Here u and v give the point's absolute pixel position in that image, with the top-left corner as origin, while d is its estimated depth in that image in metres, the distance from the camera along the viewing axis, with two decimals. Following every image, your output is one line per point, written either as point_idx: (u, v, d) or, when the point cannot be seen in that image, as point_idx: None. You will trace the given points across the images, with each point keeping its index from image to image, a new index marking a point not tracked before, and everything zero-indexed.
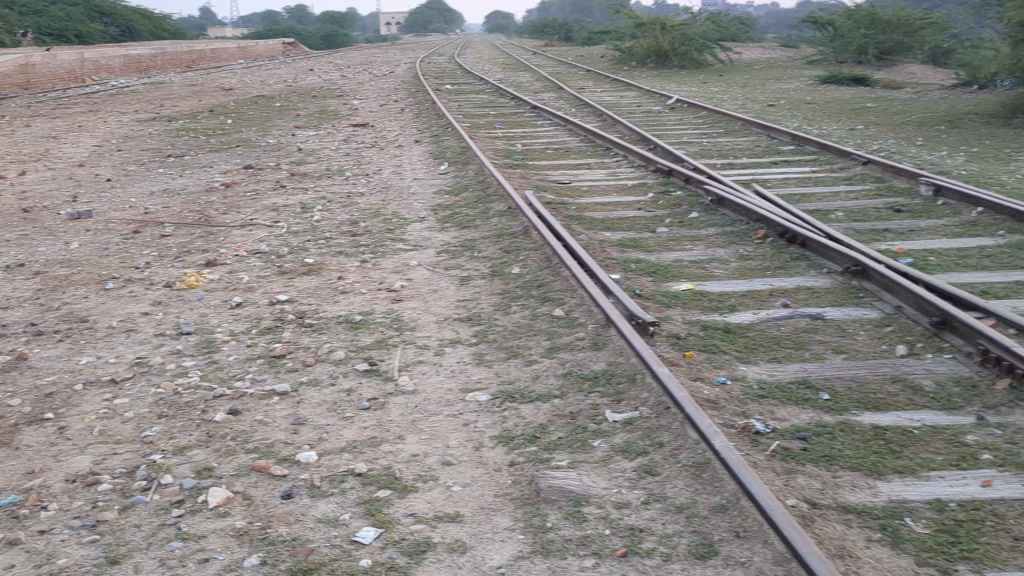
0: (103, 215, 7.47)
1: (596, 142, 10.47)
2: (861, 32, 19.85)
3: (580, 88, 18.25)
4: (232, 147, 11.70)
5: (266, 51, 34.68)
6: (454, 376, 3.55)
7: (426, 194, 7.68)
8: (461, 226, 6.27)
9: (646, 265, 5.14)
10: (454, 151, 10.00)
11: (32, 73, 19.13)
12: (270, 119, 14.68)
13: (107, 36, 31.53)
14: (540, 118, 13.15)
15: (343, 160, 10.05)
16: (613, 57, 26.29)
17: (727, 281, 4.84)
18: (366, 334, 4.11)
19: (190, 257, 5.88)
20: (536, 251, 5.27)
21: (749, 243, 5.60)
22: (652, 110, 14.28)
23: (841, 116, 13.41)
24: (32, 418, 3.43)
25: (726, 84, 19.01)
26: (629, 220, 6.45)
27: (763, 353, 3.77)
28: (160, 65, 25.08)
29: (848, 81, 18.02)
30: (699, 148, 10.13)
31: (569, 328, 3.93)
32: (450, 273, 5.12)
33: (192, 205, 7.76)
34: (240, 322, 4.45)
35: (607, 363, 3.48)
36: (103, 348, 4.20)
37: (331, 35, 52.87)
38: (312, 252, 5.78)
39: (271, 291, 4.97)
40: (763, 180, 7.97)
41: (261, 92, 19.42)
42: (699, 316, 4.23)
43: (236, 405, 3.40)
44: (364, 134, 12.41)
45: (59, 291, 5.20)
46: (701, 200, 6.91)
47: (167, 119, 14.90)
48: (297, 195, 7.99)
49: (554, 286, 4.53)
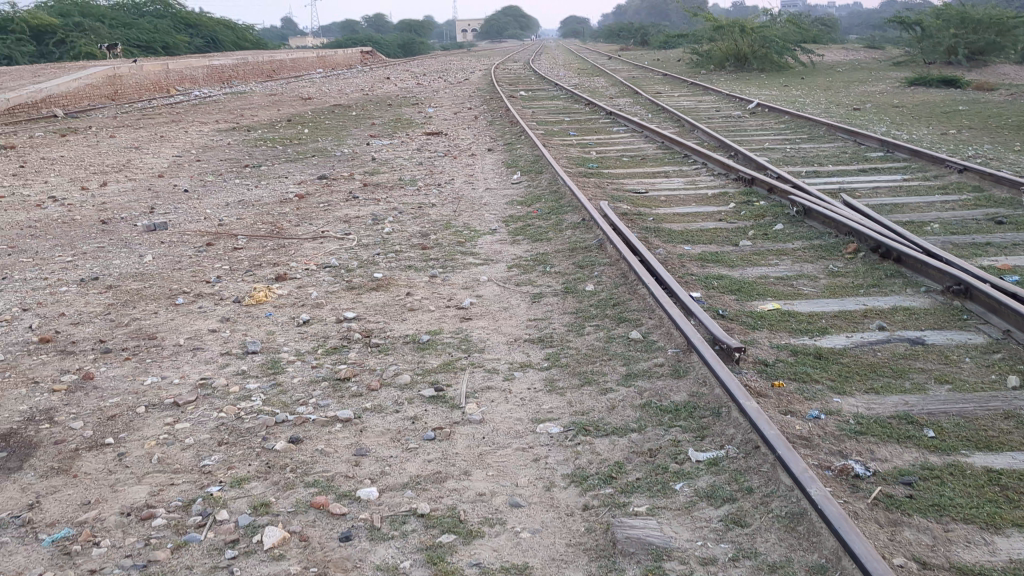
0: (179, 226, 7.49)
1: (673, 149, 10.19)
2: (951, 32, 19.08)
3: (657, 92, 17.94)
4: (308, 156, 11.74)
5: (345, 60, 35.15)
6: (525, 404, 3.36)
7: (499, 205, 7.52)
8: (534, 239, 6.08)
9: (728, 282, 4.88)
10: (528, 159, 9.83)
11: (120, 84, 19.63)
12: (345, 128, 14.71)
13: (192, 48, 32.26)
14: (616, 124, 12.90)
15: (417, 170, 9.96)
16: (690, 61, 25.86)
17: (816, 300, 4.56)
18: (434, 356, 3.95)
19: (260, 271, 5.81)
20: (611, 266, 5.04)
21: (838, 258, 5.29)
22: (731, 115, 13.90)
23: (932, 120, 12.84)
24: (92, 443, 3.34)
25: (808, 88, 18.46)
26: (710, 232, 6.17)
27: (859, 382, 3.50)
28: (241, 75, 25.56)
29: (938, 82, 17.33)
30: (782, 155, 9.76)
31: (646, 353, 3.71)
32: (521, 289, 4.93)
33: (266, 216, 7.74)
34: (306, 341, 4.33)
35: (688, 394, 3.25)
36: (169, 368, 4.11)
37: (409, 43, 53.30)
38: (382, 266, 5.66)
39: (339, 307, 4.85)
40: (851, 188, 7.60)
41: (338, 100, 19.58)
42: (787, 339, 3.96)
43: (297, 433, 3.26)
44: (439, 142, 12.32)
45: (130, 306, 5.16)
46: (786, 211, 6.59)
47: (246, 129, 15.07)
48: (369, 206, 7.90)
49: (631, 306, 4.30)
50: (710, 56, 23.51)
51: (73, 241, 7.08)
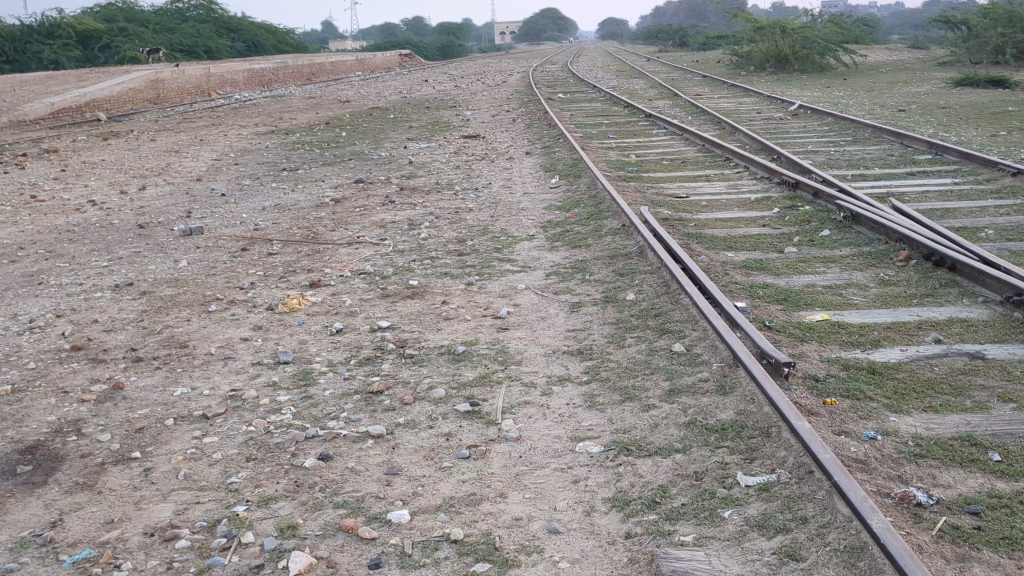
0: (215, 231, 7.44)
1: (714, 152, 9.99)
2: (998, 31, 18.63)
3: (697, 94, 17.70)
4: (345, 160, 11.70)
5: (384, 63, 35.25)
6: (563, 421, 3.22)
7: (536, 209, 7.39)
8: (573, 245, 5.94)
9: (775, 291, 4.70)
10: (566, 163, 9.69)
11: (161, 88, 19.78)
12: (383, 131, 14.66)
13: (233, 51, 32.50)
14: (656, 126, 12.71)
15: (454, 173, 9.86)
16: (730, 62, 25.53)
17: (867, 310, 4.36)
18: (469, 368, 3.82)
19: (294, 277, 5.73)
20: (653, 274, 4.89)
21: (889, 266, 5.09)
22: (773, 117, 13.65)
23: (981, 122, 12.49)
24: (119, 457, 3.26)
25: (851, 89, 18.10)
26: (754, 239, 5.99)
27: (916, 400, 3.31)
28: (281, 78, 25.68)
29: (986, 83, 16.91)
30: (827, 158, 9.53)
31: (690, 366, 3.55)
32: (560, 298, 4.79)
33: (301, 221, 7.68)
34: (339, 351, 4.23)
35: (736, 411, 3.08)
36: (199, 378, 4.03)
37: (448, 46, 53.33)
38: (417, 273, 5.55)
39: (373, 316, 4.74)
40: (900, 193, 7.36)
41: (377, 103, 19.57)
42: (838, 353, 3.78)
43: (327, 449, 3.15)
44: (476, 145, 12.21)
45: (162, 313, 5.09)
46: (833, 217, 6.38)
47: (285, 132, 15.08)
48: (405, 210, 7.80)
49: (674, 316, 4.15)
50: (751, 57, 23.19)
51: (110, 246, 7.06)
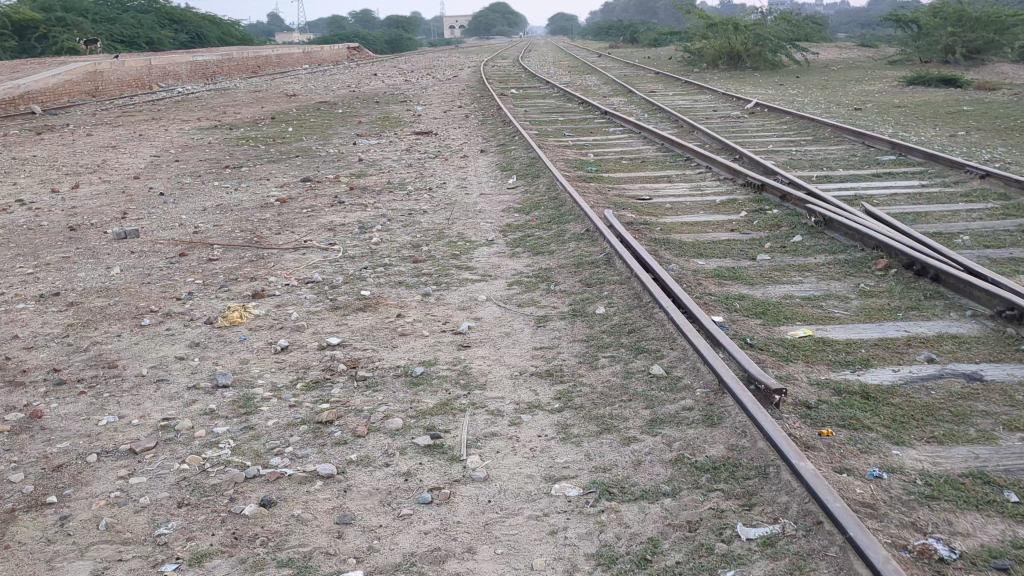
0: (151, 234, 6.99)
1: (674, 151, 9.74)
2: (948, 30, 18.68)
3: (652, 91, 17.50)
4: (291, 157, 11.24)
5: (331, 56, 34.61)
6: (536, 458, 2.90)
7: (494, 212, 7.07)
8: (534, 251, 5.63)
9: (752, 303, 4.44)
10: (523, 161, 9.37)
11: (101, 80, 19.09)
12: (331, 126, 14.20)
13: (177, 43, 31.65)
14: (612, 124, 12.45)
15: (406, 172, 9.49)
16: (682, 59, 25.41)
17: (852, 326, 4.13)
18: (428, 393, 3.48)
19: (236, 287, 5.33)
20: (623, 285, 4.59)
21: (867, 275, 4.86)
22: (730, 115, 13.47)
23: (937, 121, 12.42)
24: (32, 501, 2.85)
25: (804, 87, 18.04)
26: (724, 244, 5.74)
27: (917, 429, 3.06)
28: (226, 71, 25.01)
29: (937, 82, 16.94)
30: (789, 157, 9.35)
31: (672, 393, 3.26)
32: (524, 311, 4.48)
33: (245, 223, 7.26)
34: (284, 373, 3.86)
35: (727, 447, 2.80)
36: (128, 405, 3.62)
37: (397, 39, 52.64)
38: (370, 282, 5.19)
39: (322, 331, 4.37)
40: (868, 196, 7.17)
41: (325, 97, 19.06)
42: (828, 375, 3.53)
43: (270, 493, 2.79)
44: (429, 142, 11.84)
45: (90, 327, 4.66)
46: (805, 221, 6.16)
47: (229, 127, 14.54)
48: (356, 212, 7.43)
49: (649, 333, 3.86)
50: (703, 54, 23.08)
51: (37, 250, 6.58)
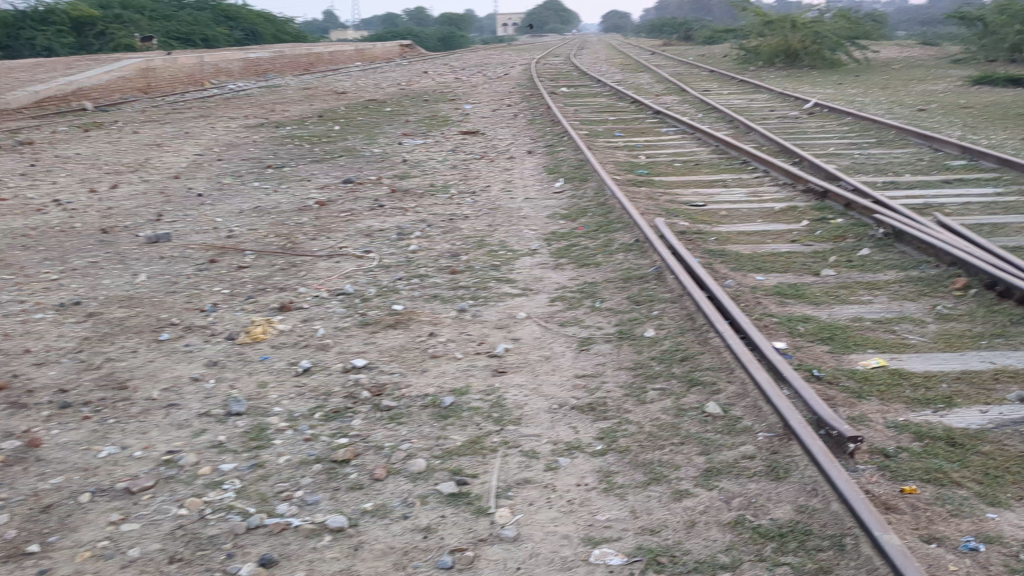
0: (184, 238, 6.76)
1: (729, 153, 9.30)
2: (1016, 28, 17.88)
3: (706, 90, 17.02)
4: (335, 156, 11.01)
5: (383, 53, 34.52)
6: (574, 513, 2.55)
7: (539, 218, 6.72)
8: (580, 263, 5.27)
9: (817, 327, 4.04)
10: (571, 163, 9.01)
11: (153, 77, 19.11)
12: (377, 125, 13.94)
13: (231, 39, 31.67)
14: (665, 123, 12.03)
15: (450, 174, 9.17)
16: (736, 57, 24.79)
17: (931, 355, 3.70)
18: (456, 428, 3.14)
19: (264, 298, 5.05)
20: (675, 305, 4.22)
21: (944, 296, 4.41)
22: (788, 115, 12.94)
23: (1008, 123, 11.80)
24: (12, 549, 2.57)
25: (864, 87, 17.38)
26: (784, 257, 5.32)
27: (1015, 486, 2.64)
28: (277, 68, 24.98)
29: (1005, 81, 16.20)
30: (851, 161, 8.86)
31: (729, 437, 2.88)
32: (566, 331, 4.12)
33: (280, 227, 7.00)
34: (303, 399, 3.55)
35: (795, 509, 2.44)
36: (132, 435, 3.34)
37: (449, 36, 52.34)
38: (403, 295, 4.88)
39: (347, 351, 4.06)
40: (938, 204, 6.68)
41: (373, 95, 18.86)
42: (908, 416, 3.12)
43: (272, 549, 2.47)
44: (475, 143, 11.50)
45: (106, 341, 4.41)
46: (872, 232, 5.70)
47: (275, 125, 14.38)
48: (395, 217, 7.12)
49: (704, 363, 3.48)
50: (759, 52, 22.47)
51: (66, 253, 6.38)
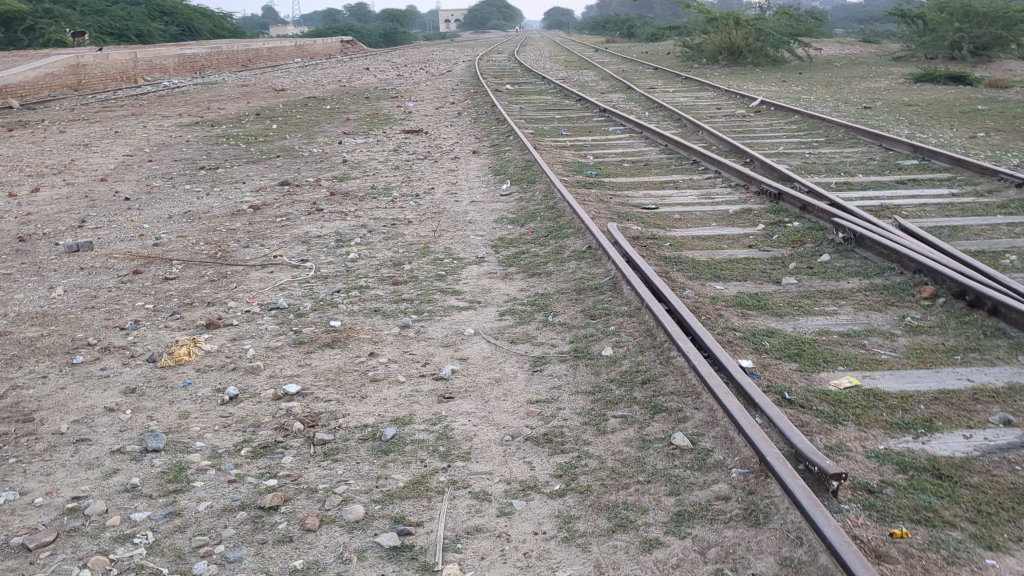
0: (108, 246, 6.34)
1: (678, 152, 9.11)
2: (954, 26, 18.01)
3: (652, 87, 16.88)
4: (272, 157, 10.59)
5: (324, 49, 33.93)
6: (532, 569, 2.27)
7: (485, 223, 6.44)
8: (530, 272, 5.00)
9: (783, 342, 3.81)
10: (518, 164, 8.74)
11: (83, 74, 18.39)
12: (317, 124, 13.52)
13: (167, 36, 30.83)
14: (612, 122, 11.82)
15: (392, 175, 8.84)
16: (680, 54, 24.74)
17: (905, 373, 3.49)
18: (398, 466, 2.84)
19: (191, 313, 4.69)
20: (632, 319, 3.96)
21: (911, 306, 4.22)
22: (736, 114, 12.82)
23: (953, 121, 11.80)
24: None
25: (808, 84, 17.38)
26: (743, 264, 5.10)
27: (1012, 525, 2.42)
28: (214, 65, 24.31)
29: (945, 80, 16.30)
30: (802, 161, 8.72)
31: (699, 474, 2.62)
32: (518, 349, 3.84)
33: (212, 234, 6.61)
34: (230, 432, 3.22)
35: (778, 562, 2.19)
36: (33, 477, 2.96)
37: (391, 32, 51.71)
38: (342, 309, 4.55)
39: (279, 375, 3.73)
40: (894, 206, 6.53)
41: (314, 93, 18.38)
42: (889, 445, 2.89)
43: None
44: (418, 142, 11.16)
45: (13, 365, 4.02)
46: (831, 237, 5.51)
47: (210, 124, 13.88)
48: (334, 222, 6.78)
49: (667, 386, 3.22)
50: (703, 49, 22.43)
51: None
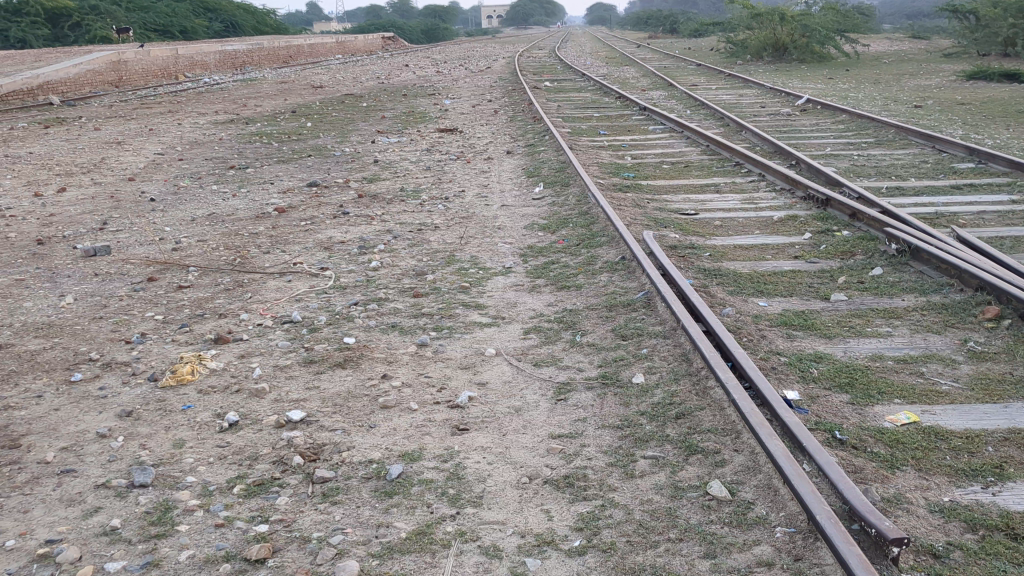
0: (126, 251, 6.14)
1: (719, 153, 8.75)
2: (1009, 21, 17.23)
3: (693, 85, 16.47)
4: (303, 156, 10.37)
5: (365, 45, 33.82)
6: None
7: (515, 229, 6.15)
8: (560, 284, 4.70)
9: (832, 369, 3.47)
10: (552, 165, 8.43)
11: (125, 70, 18.37)
12: (352, 122, 13.29)
13: (210, 32, 30.86)
14: (651, 121, 11.46)
15: (423, 176, 8.58)
16: (723, 51, 24.24)
17: (969, 407, 3.14)
18: (401, 512, 2.56)
19: (200, 326, 4.45)
20: (666, 341, 3.65)
21: (974, 329, 3.86)
22: (780, 112, 12.39)
23: (1009, 121, 11.29)
24: None
25: (856, 82, 16.85)
26: (788, 278, 4.76)
27: None
28: (255, 61, 24.25)
29: (999, 77, 15.69)
30: (850, 163, 8.33)
31: (739, 533, 2.32)
32: (542, 373, 3.55)
33: (233, 238, 6.39)
34: (226, 466, 2.96)
35: None
36: (9, 515, 2.72)
37: (433, 29, 51.65)
38: (358, 324, 4.29)
39: (284, 399, 3.47)
40: (950, 213, 6.14)
41: (351, 90, 18.19)
42: (955, 496, 2.55)
43: None
44: (452, 142, 10.88)
45: (9, 382, 3.80)
46: (883, 248, 5.15)
47: (245, 122, 13.72)
48: (359, 226, 6.53)
49: (704, 422, 2.91)
50: (747, 45, 21.91)
51: None
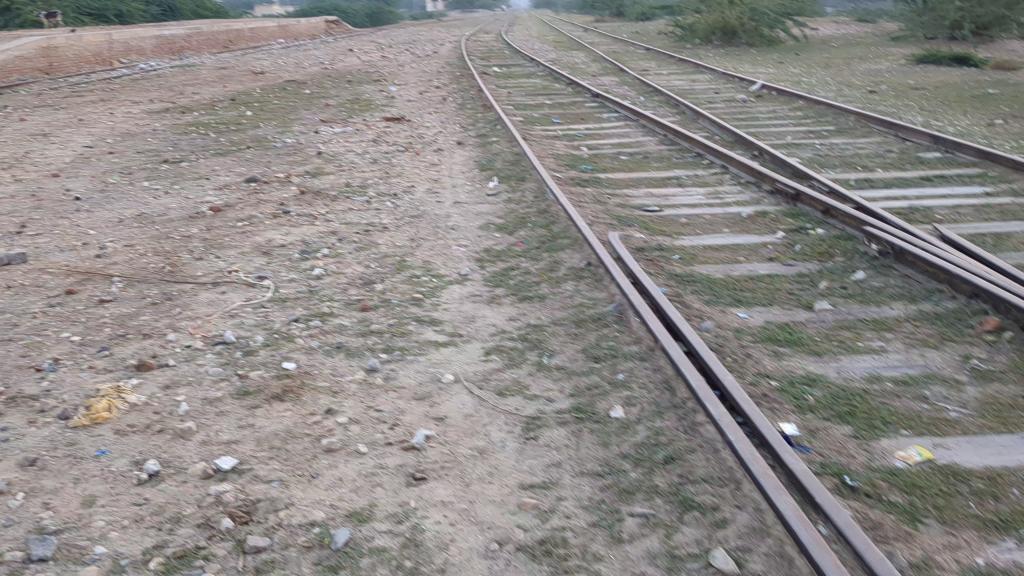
0: (44, 258, 5.61)
1: (678, 143, 8.42)
2: (956, 5, 17.18)
3: (644, 70, 16.14)
4: (242, 148, 9.83)
5: (310, 29, 32.98)
6: None
7: (470, 230, 5.75)
8: (521, 296, 4.31)
9: (829, 395, 3.13)
10: (506, 157, 8.04)
11: (56, 56, 17.51)
12: (294, 110, 12.72)
13: (148, 15, 29.81)
14: (606, 108, 11.10)
15: (370, 170, 8.12)
16: (672, 34, 23.98)
17: (984, 439, 2.81)
18: None
19: (121, 349, 3.97)
20: (644, 366, 3.29)
21: (973, 343, 3.56)
22: (736, 99, 12.11)
23: (965, 107, 11.12)
24: None
25: (806, 66, 16.67)
26: (767, 283, 4.43)
27: None
28: (194, 46, 23.42)
29: (949, 61, 15.60)
30: (812, 153, 8.05)
31: None
32: (507, 405, 3.16)
33: (164, 242, 5.89)
34: (141, 531, 2.52)
35: None
36: None
37: (377, 12, 50.72)
38: (298, 346, 3.85)
39: (213, 443, 3.03)
40: (925, 208, 5.87)
41: (293, 76, 17.53)
42: (989, 558, 2.23)
43: None
44: (399, 132, 10.40)
45: None
46: (862, 249, 4.84)
47: (181, 111, 13.09)
48: (301, 227, 6.07)
49: (699, 472, 2.55)
50: (696, 29, 21.63)
51: None
